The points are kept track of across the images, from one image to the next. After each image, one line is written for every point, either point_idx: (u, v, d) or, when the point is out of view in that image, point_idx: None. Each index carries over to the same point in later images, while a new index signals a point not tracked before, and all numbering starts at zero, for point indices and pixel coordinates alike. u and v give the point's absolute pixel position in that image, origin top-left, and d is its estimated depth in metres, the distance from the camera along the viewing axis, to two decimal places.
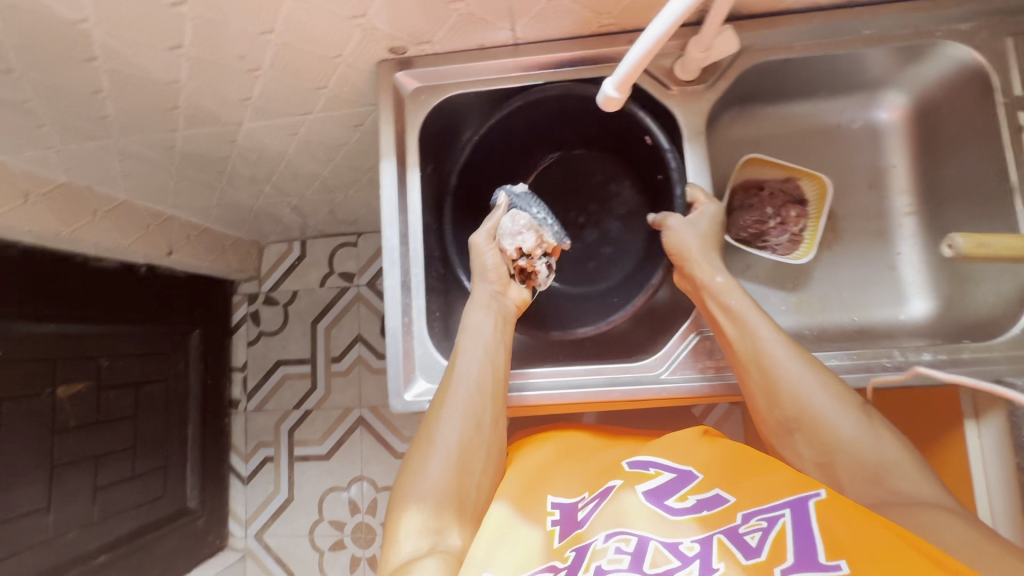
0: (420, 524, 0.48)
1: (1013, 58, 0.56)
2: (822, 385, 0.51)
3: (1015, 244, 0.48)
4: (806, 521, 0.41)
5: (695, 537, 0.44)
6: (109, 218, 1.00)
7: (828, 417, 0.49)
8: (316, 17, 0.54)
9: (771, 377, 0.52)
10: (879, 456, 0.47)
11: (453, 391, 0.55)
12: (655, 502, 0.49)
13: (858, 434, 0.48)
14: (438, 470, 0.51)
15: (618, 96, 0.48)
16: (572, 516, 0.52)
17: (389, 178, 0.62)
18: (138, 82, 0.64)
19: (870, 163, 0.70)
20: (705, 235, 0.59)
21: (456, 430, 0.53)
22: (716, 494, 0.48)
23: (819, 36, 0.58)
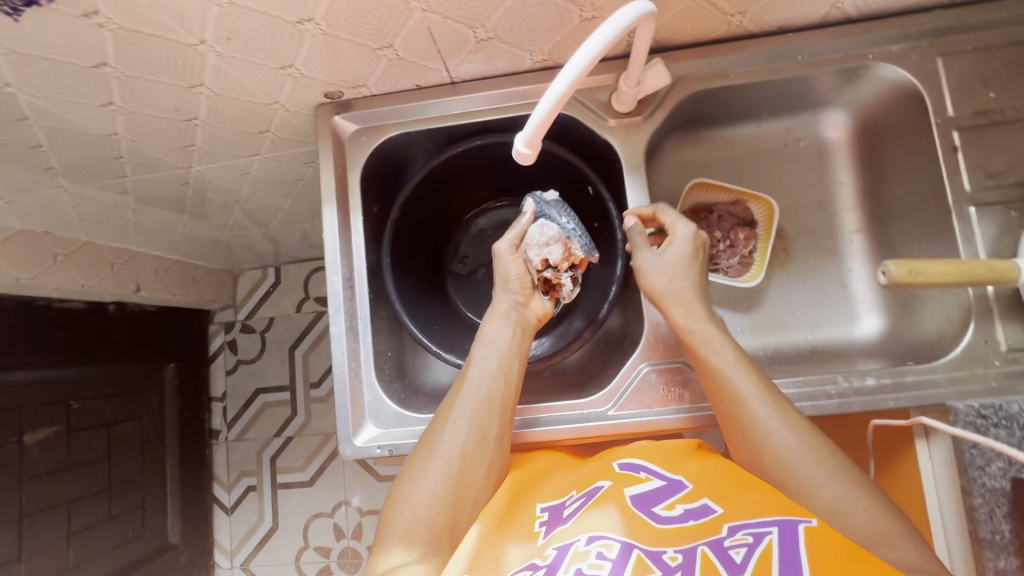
0: (409, 536, 0.44)
1: (944, 78, 0.56)
2: (813, 446, 0.45)
3: (947, 270, 0.49)
4: (794, 542, 0.36)
5: (679, 547, 0.38)
6: (70, 261, 1.00)
7: (811, 481, 0.44)
8: (244, 70, 0.53)
9: (749, 433, 0.47)
10: (868, 527, 0.41)
11: (451, 413, 0.51)
12: (640, 508, 0.43)
13: (840, 500, 0.42)
14: (434, 482, 0.47)
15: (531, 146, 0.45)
16: (558, 514, 0.46)
17: (331, 223, 0.61)
18: (76, 137, 0.63)
19: (820, 180, 0.70)
20: (684, 273, 0.55)
21: (456, 442, 0.49)
22: (704, 505, 0.41)
23: (752, 64, 0.59)
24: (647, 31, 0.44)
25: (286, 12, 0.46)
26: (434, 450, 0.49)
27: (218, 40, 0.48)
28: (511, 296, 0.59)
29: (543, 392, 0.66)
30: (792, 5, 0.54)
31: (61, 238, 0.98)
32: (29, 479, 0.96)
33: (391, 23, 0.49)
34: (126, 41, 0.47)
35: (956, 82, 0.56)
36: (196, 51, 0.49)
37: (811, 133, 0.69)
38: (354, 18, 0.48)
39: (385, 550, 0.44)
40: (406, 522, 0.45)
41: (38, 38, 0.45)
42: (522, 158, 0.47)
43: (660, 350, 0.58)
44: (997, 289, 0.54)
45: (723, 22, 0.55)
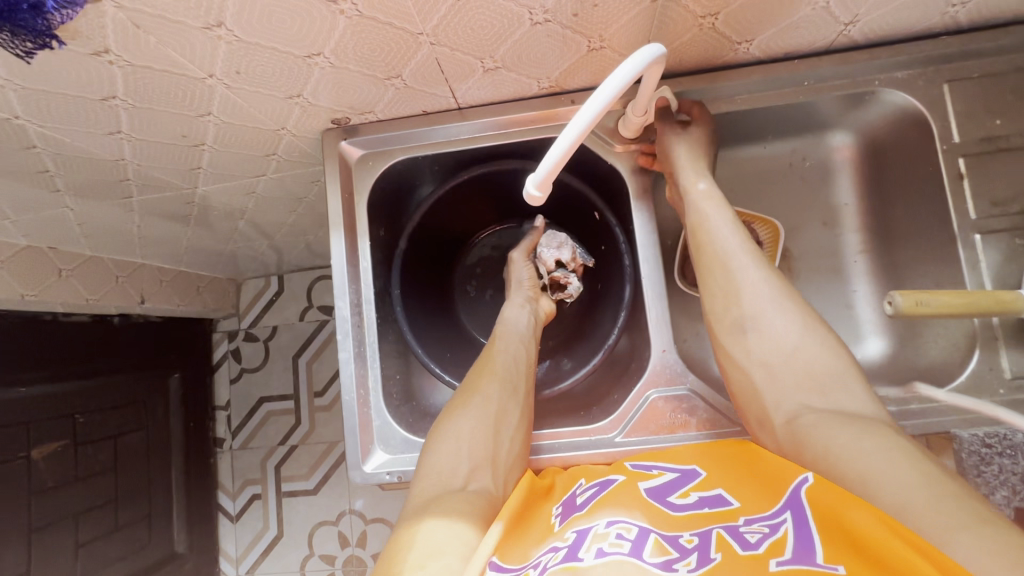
0: (455, 462, 0.50)
1: (950, 105, 0.57)
2: (787, 301, 0.51)
3: (954, 301, 0.49)
4: (806, 520, 0.36)
5: (694, 531, 0.39)
6: (75, 275, 1.00)
7: (781, 328, 0.49)
8: (252, 100, 0.53)
9: (727, 279, 0.53)
10: (824, 365, 0.47)
11: (484, 366, 0.58)
12: (655, 498, 0.44)
13: (801, 343, 0.49)
14: (473, 417, 0.53)
15: (541, 189, 0.46)
16: (572, 501, 0.47)
17: (338, 249, 0.62)
18: (83, 161, 0.63)
19: (824, 201, 0.70)
20: (694, 142, 0.57)
21: (490, 387, 0.56)
22: (719, 495, 0.42)
23: (758, 89, 0.59)
24: (656, 74, 0.45)
25: (296, 48, 0.46)
26: (473, 391, 0.56)
27: (227, 73, 0.48)
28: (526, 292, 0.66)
29: (548, 415, 0.66)
30: (800, 33, 0.54)
31: (65, 253, 0.98)
32: (37, 493, 0.96)
33: (400, 55, 0.49)
34: (135, 75, 0.47)
35: (962, 108, 0.57)
36: (205, 83, 0.49)
37: (817, 154, 0.69)
38: (363, 51, 0.48)
39: (432, 473, 0.49)
40: (450, 453, 0.50)
41: (48, 75, 0.45)
42: (532, 201, 0.47)
43: (667, 378, 0.58)
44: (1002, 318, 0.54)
45: (730, 50, 0.55)
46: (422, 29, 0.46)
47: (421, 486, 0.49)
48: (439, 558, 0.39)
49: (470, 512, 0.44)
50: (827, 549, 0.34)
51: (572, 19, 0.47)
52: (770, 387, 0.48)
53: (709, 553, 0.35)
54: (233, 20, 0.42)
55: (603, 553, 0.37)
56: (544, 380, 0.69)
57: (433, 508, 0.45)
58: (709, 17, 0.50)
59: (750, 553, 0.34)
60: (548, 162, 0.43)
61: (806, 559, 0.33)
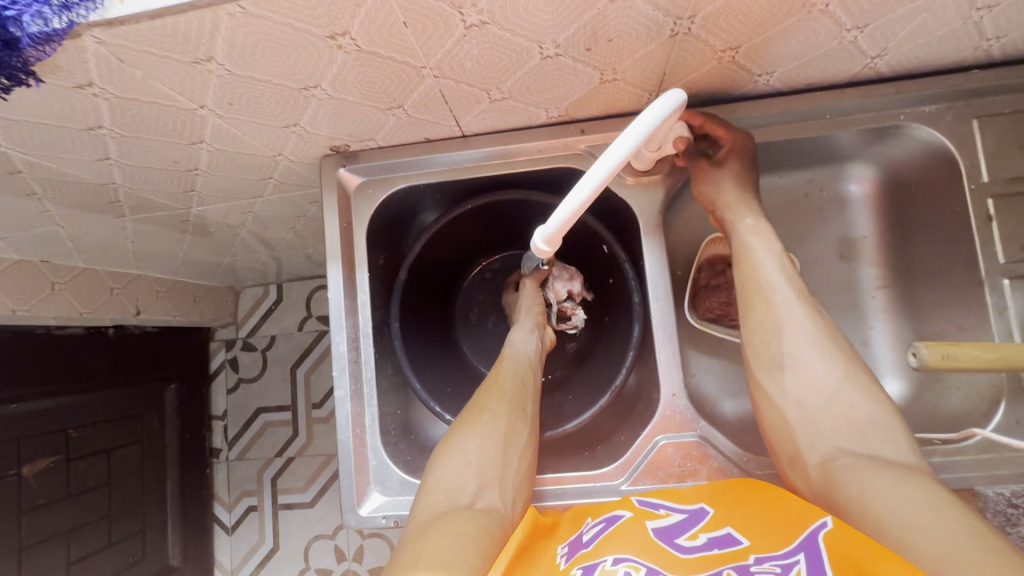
0: (463, 477, 0.47)
1: (980, 143, 0.54)
2: (829, 345, 0.48)
3: (984, 356, 0.46)
4: (819, 555, 0.34)
5: (705, 572, 0.36)
6: (68, 289, 0.98)
7: (824, 368, 0.47)
8: (246, 129, 0.51)
9: (760, 309, 0.51)
10: (869, 417, 0.43)
11: (492, 382, 0.56)
12: (664, 540, 0.41)
13: (844, 391, 0.45)
14: (482, 431, 0.51)
15: (548, 243, 0.44)
16: (578, 539, 0.45)
17: (335, 280, 0.59)
18: (72, 185, 0.61)
19: (842, 233, 0.67)
20: (739, 174, 0.55)
21: (500, 402, 0.54)
22: (731, 534, 0.40)
23: (778, 122, 0.56)
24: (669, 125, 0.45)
25: (292, 81, 0.44)
26: (482, 405, 0.53)
27: (218, 105, 0.46)
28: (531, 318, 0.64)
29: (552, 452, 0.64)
30: (824, 67, 0.51)
31: (58, 266, 0.96)
32: (28, 512, 0.94)
33: (402, 87, 0.46)
34: (121, 107, 0.44)
35: (992, 147, 0.54)
36: (196, 114, 0.47)
37: (835, 185, 0.66)
38: (362, 83, 0.45)
39: (437, 486, 0.46)
40: (457, 468, 0.48)
41: (29, 107, 0.43)
42: (538, 254, 0.45)
43: (677, 424, 0.56)
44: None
45: (750, 81, 0.53)
46: (426, 62, 0.43)
47: (424, 499, 0.46)
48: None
49: (479, 525, 0.42)
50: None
51: (585, 54, 0.44)
52: (804, 428, 0.45)
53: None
54: (224, 55, 0.40)
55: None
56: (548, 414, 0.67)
57: (436, 523, 0.42)
58: (730, 51, 0.47)
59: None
60: (563, 213, 0.42)
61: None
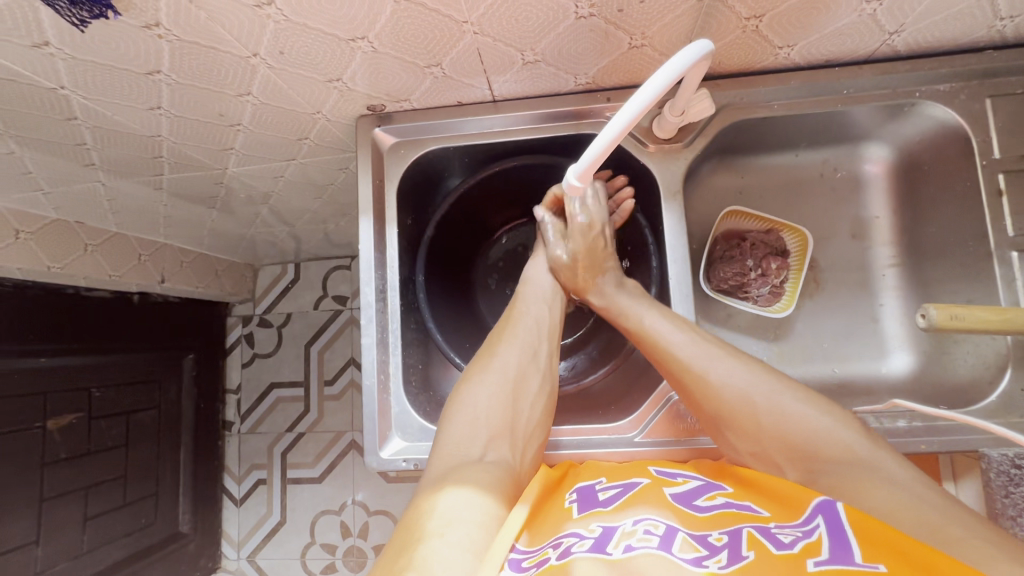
0: (472, 431, 0.47)
1: (992, 120, 0.56)
2: (737, 368, 0.50)
3: (992, 318, 0.48)
4: (838, 521, 0.35)
5: (723, 530, 0.37)
6: (100, 251, 1.01)
7: (751, 406, 0.47)
8: (292, 81, 0.54)
9: (687, 384, 0.51)
10: (807, 430, 0.45)
11: (505, 335, 0.55)
12: (681, 502, 0.42)
13: (773, 409, 0.47)
14: (491, 386, 0.50)
15: (581, 181, 0.50)
16: (592, 496, 0.45)
17: (366, 234, 0.62)
18: (120, 136, 0.64)
19: (855, 213, 0.69)
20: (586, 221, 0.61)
21: (512, 352, 0.53)
22: (749, 505, 0.41)
23: (796, 96, 0.59)
24: (697, 73, 0.47)
25: (340, 30, 0.47)
26: (489, 356, 0.54)
27: (271, 53, 0.49)
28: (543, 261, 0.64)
29: (565, 413, 0.66)
30: (843, 41, 0.53)
31: (92, 229, 0.99)
32: (51, 463, 0.97)
33: (442, 43, 0.49)
34: (182, 51, 0.48)
35: (1004, 124, 0.56)
36: (248, 62, 0.50)
37: (849, 165, 0.69)
38: (405, 37, 0.48)
39: (448, 444, 0.46)
40: (465, 421, 0.48)
41: (98, 46, 0.46)
42: (572, 189, 0.51)
43: None
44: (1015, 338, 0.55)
45: (771, 54, 0.55)
46: (468, 17, 0.46)
47: (436, 455, 0.46)
48: (457, 528, 0.37)
49: (485, 478, 0.42)
50: (866, 549, 0.32)
51: (616, 15, 0.47)
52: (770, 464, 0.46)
53: (741, 551, 0.34)
54: None
55: (632, 548, 0.35)
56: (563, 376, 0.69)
57: (451, 476, 0.42)
58: (754, 19, 0.49)
59: (785, 552, 0.33)
60: (592, 153, 0.47)
61: (844, 558, 0.31)
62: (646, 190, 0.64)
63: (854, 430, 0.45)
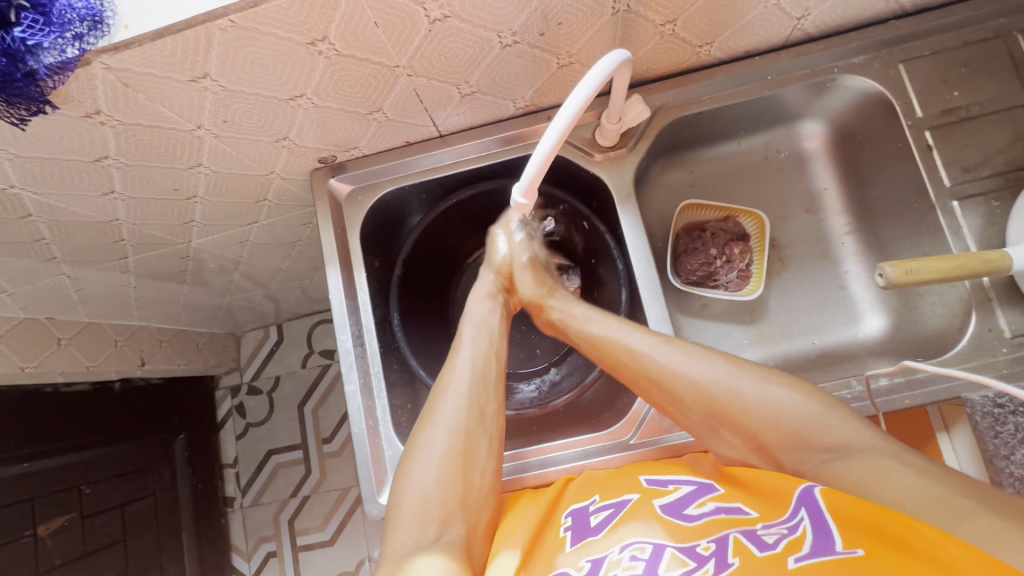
0: (423, 513, 0.44)
1: (908, 82, 0.59)
2: (714, 367, 0.48)
3: (942, 266, 0.50)
4: (819, 509, 0.37)
5: (710, 537, 0.39)
6: (73, 344, 0.99)
7: (738, 401, 0.46)
8: (240, 147, 0.55)
9: (668, 389, 0.49)
10: (801, 420, 0.44)
11: (446, 392, 0.52)
12: (671, 511, 0.43)
13: (765, 404, 0.45)
14: (438, 459, 0.47)
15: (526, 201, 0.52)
16: (585, 520, 0.46)
17: (335, 283, 0.63)
18: (78, 226, 0.65)
19: (804, 188, 0.72)
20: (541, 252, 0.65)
21: (455, 415, 0.50)
22: (738, 506, 0.42)
23: (724, 88, 0.62)
24: (624, 76, 0.49)
25: (278, 92, 0.48)
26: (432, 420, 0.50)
27: (214, 123, 0.50)
28: (494, 282, 0.64)
29: (562, 426, 0.66)
30: (756, 32, 0.57)
31: (64, 322, 0.98)
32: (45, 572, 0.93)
33: (378, 89, 0.51)
34: (126, 134, 0.49)
35: (920, 85, 0.59)
36: (194, 135, 0.51)
37: (790, 144, 0.71)
38: (343, 88, 0.50)
39: (397, 535, 0.43)
40: (415, 503, 0.44)
41: (41, 141, 0.47)
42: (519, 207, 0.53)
43: None
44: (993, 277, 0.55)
45: (693, 53, 0.58)
46: (399, 61, 0.48)
47: (387, 545, 0.43)
48: None
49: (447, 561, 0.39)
50: (846, 538, 0.34)
51: (539, 38, 0.49)
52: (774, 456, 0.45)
53: (726, 558, 0.36)
54: (216, 70, 0.44)
55: None
56: (554, 391, 0.69)
57: (409, 566, 0.39)
58: (669, 24, 0.52)
59: (768, 554, 0.35)
60: (531, 171, 0.48)
61: (825, 551, 0.34)
62: (600, 196, 0.66)
63: (838, 410, 0.44)
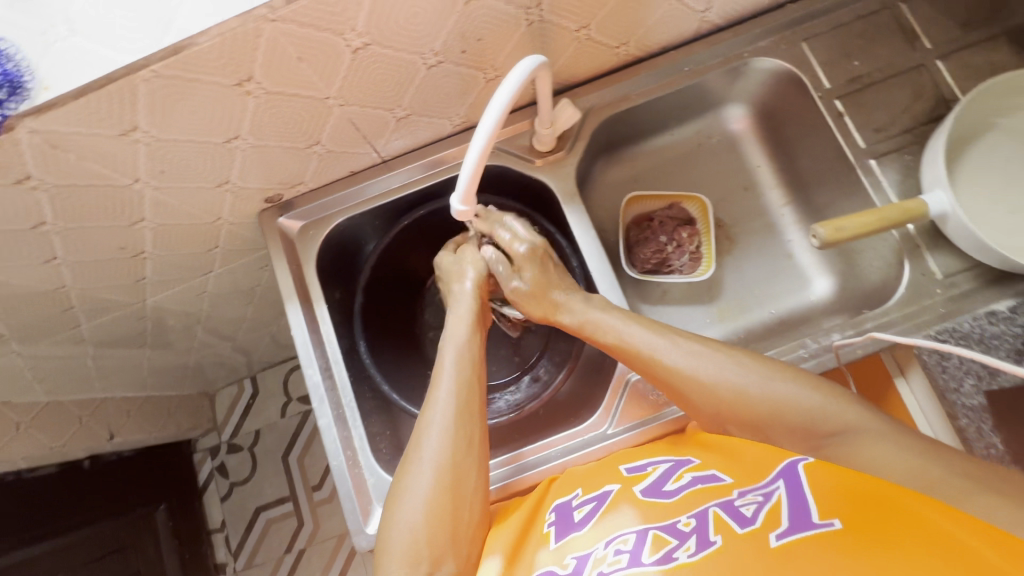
0: (412, 555, 0.43)
1: (812, 58, 0.64)
2: (727, 364, 0.48)
3: (868, 221, 0.54)
4: (797, 483, 0.39)
5: (690, 512, 0.41)
6: (33, 426, 0.95)
7: (745, 397, 0.46)
8: (182, 196, 0.55)
9: (682, 392, 0.49)
10: (807, 411, 0.45)
11: (429, 424, 0.50)
12: (652, 491, 0.44)
13: (771, 397, 0.46)
14: (425, 498, 0.46)
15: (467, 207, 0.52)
16: (568, 514, 0.47)
17: (297, 320, 0.62)
18: (23, 299, 0.63)
19: (738, 168, 0.75)
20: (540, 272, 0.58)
21: (439, 449, 0.48)
22: (714, 472, 0.44)
23: (647, 83, 0.65)
24: (544, 82, 0.50)
25: (212, 136, 0.49)
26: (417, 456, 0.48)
27: (151, 175, 0.50)
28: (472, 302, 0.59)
29: (542, 429, 0.66)
30: (666, 28, 0.60)
31: (21, 405, 0.94)
32: None
33: (312, 122, 0.52)
34: (61, 196, 0.48)
35: (823, 59, 0.63)
36: (132, 189, 0.51)
37: (719, 129, 0.75)
38: (277, 124, 0.51)
39: None
40: (403, 544, 0.43)
41: None
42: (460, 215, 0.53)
43: None
44: (916, 225, 0.58)
45: (612, 54, 0.61)
46: (328, 93, 0.49)
47: None
48: None
49: None
50: (825, 509, 0.36)
51: (462, 55, 0.51)
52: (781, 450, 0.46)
53: (709, 537, 0.38)
54: (145, 121, 0.45)
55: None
56: (530, 395, 0.69)
57: None
58: (583, 29, 0.55)
59: (749, 531, 0.37)
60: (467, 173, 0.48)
61: (803, 524, 0.36)
62: (545, 199, 0.67)
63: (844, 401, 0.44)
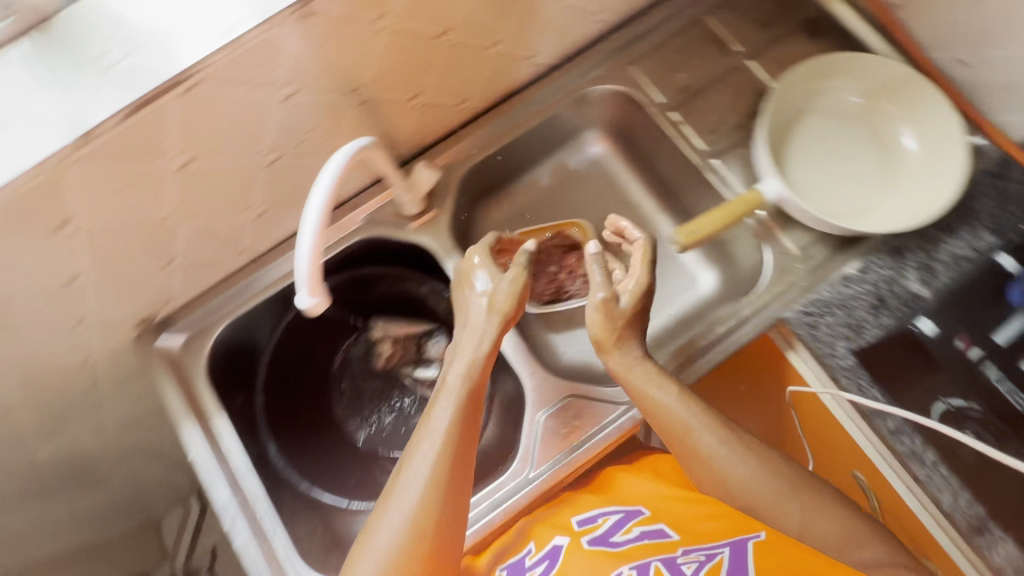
0: None
1: (640, 79, 0.69)
2: (764, 466, 0.50)
3: (717, 218, 0.59)
4: (742, 554, 0.45)
5: (633, 564, 0.47)
6: None
7: (760, 498, 0.49)
8: (36, 344, 0.52)
9: (701, 466, 0.51)
10: (800, 516, 0.48)
11: (412, 467, 0.46)
12: (603, 543, 0.50)
13: (779, 502, 0.49)
14: (394, 543, 0.44)
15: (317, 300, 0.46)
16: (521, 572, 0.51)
17: (195, 440, 0.59)
18: None
19: (611, 186, 0.79)
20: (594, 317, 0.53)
21: (422, 492, 0.45)
22: (661, 528, 0.50)
23: (499, 130, 0.68)
24: (380, 157, 0.51)
25: (49, 279, 0.47)
26: (394, 495, 0.46)
27: None
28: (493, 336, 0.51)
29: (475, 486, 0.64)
30: (501, 78, 0.64)
31: None
32: None
33: (160, 241, 0.51)
34: None
35: (651, 78, 0.69)
36: None
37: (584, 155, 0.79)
38: (120, 252, 0.49)
39: None
40: None
41: None
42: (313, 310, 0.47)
43: (546, 396, 0.60)
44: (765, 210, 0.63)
45: (457, 111, 0.64)
46: (166, 211, 0.49)
47: None
48: None
49: None
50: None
51: (298, 147, 0.52)
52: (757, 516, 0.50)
53: None
54: None
55: None
56: None
57: None
58: (416, 97, 0.57)
59: None
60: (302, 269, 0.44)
61: None
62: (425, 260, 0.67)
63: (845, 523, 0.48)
